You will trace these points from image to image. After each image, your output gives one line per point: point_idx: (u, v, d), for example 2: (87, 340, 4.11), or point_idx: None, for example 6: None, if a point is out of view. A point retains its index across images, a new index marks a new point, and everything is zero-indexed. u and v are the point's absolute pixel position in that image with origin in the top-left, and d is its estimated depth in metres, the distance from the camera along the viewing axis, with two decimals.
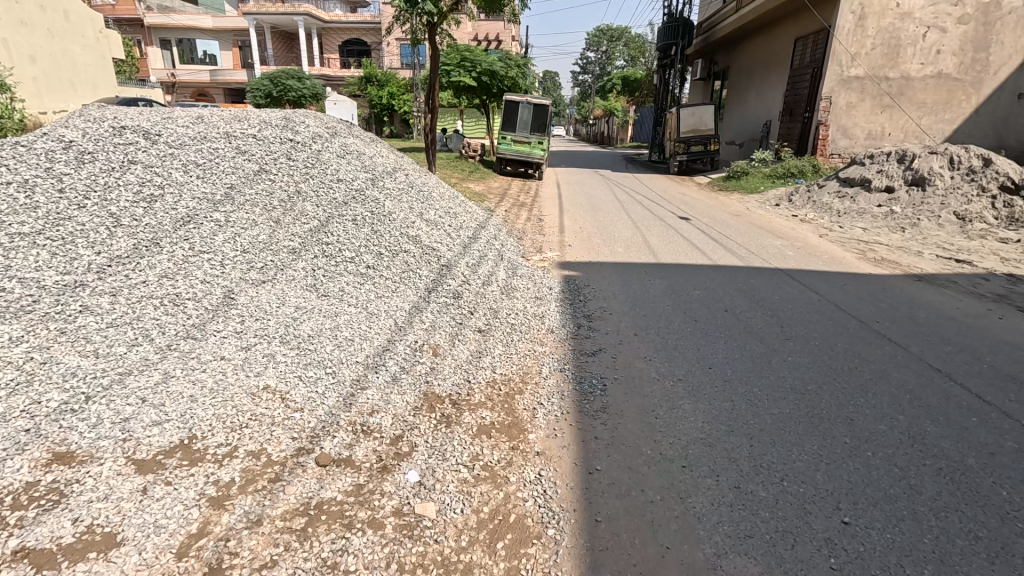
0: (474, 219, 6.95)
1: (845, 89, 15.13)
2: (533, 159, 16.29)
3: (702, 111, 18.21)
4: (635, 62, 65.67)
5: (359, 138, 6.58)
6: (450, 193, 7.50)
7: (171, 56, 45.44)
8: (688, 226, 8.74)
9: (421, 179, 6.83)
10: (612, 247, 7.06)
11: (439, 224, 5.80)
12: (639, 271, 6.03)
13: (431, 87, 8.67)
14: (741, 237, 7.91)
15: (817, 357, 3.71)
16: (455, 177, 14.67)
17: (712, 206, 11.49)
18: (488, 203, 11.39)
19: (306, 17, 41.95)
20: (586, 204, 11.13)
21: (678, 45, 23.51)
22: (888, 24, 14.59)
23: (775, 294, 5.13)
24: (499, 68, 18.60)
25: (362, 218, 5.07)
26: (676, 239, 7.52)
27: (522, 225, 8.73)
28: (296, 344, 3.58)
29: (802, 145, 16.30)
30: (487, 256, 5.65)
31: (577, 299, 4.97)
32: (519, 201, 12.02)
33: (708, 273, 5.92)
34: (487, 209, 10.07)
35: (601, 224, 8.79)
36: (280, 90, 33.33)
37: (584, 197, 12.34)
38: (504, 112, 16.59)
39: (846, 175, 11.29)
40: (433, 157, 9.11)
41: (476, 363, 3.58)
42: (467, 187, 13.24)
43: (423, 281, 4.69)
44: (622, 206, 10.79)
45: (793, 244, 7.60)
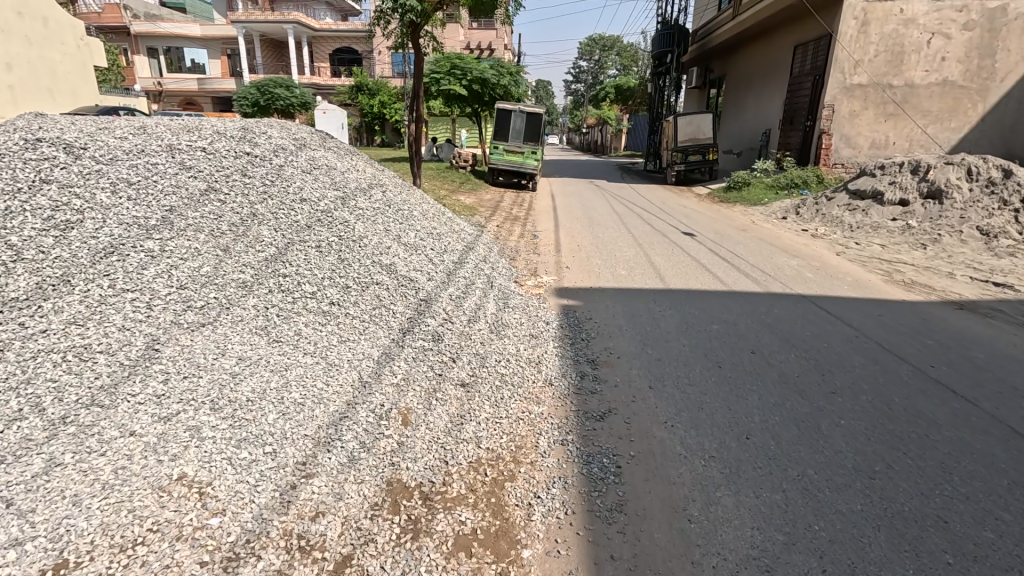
0: (461, 239, 6.27)
1: (848, 97, 14.64)
2: (527, 169, 15.75)
3: (700, 120, 17.69)
4: (628, 70, 65.52)
5: (332, 151, 5.89)
6: (434, 210, 6.80)
7: (158, 65, 44.68)
8: (693, 243, 8.12)
9: (401, 195, 6.13)
10: (614, 269, 6.41)
11: (420, 248, 5.10)
12: (646, 298, 5.38)
13: (416, 94, 7.99)
14: (753, 256, 7.28)
15: (874, 419, 3.03)
16: (445, 189, 14.00)
17: (716, 219, 10.87)
18: (478, 217, 10.70)
19: (295, 25, 41.36)
20: (585, 218, 10.52)
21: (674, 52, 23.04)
22: (891, 31, 14.12)
23: (805, 329, 4.47)
24: (490, 76, 18.06)
25: (328, 244, 4.36)
26: (683, 260, 6.88)
27: (515, 243, 8.07)
28: (231, 412, 2.85)
29: (804, 154, 15.80)
30: (474, 284, 4.97)
31: (578, 336, 4.29)
32: (513, 214, 11.37)
33: (723, 301, 5.27)
34: (477, 224, 9.36)
35: (600, 241, 8.15)
36: (267, 99, 32.57)
37: (581, 210, 11.71)
38: (496, 121, 15.95)
39: (855, 187, 10.75)
40: (418, 168, 8.39)
41: (455, 434, 2.87)
42: (457, 199, 12.58)
43: (397, 320, 3.98)
44: (621, 220, 10.17)
45: (811, 265, 6.95)
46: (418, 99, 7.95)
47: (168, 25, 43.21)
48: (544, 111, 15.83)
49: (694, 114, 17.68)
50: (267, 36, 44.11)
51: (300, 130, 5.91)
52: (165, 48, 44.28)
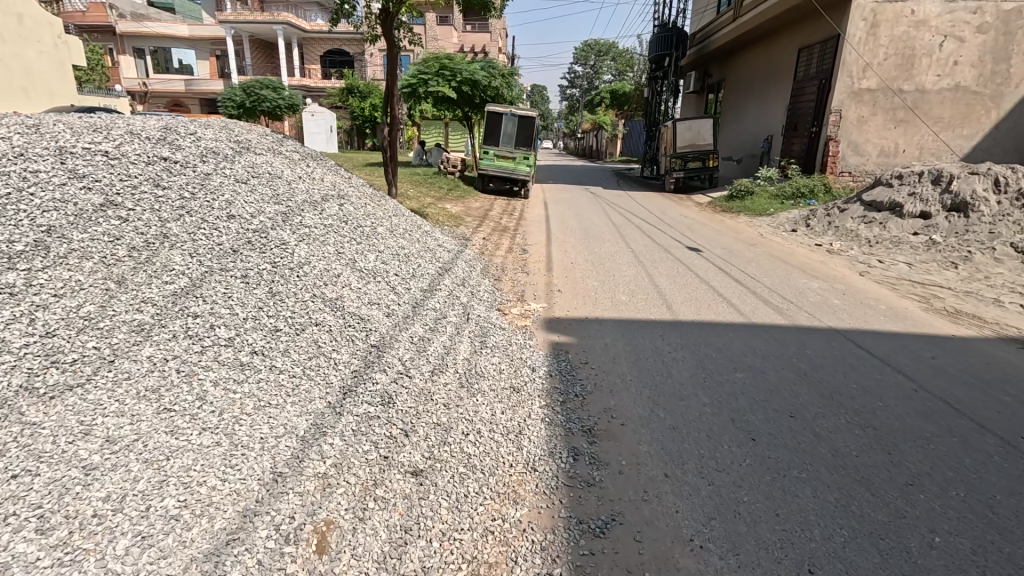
0: (435, 258, 5.40)
1: (856, 102, 13.93)
2: (518, 175, 14.96)
3: (700, 125, 16.93)
4: (623, 76, 65.20)
5: (282, 157, 5.00)
6: (406, 225, 5.93)
7: (145, 65, 43.61)
8: (700, 260, 7.30)
9: (366, 208, 5.26)
10: (614, 294, 5.58)
11: (381, 273, 4.23)
12: (652, 333, 4.54)
13: (390, 93, 7.11)
14: (768, 278, 6.47)
15: (980, 534, 2.20)
16: (431, 196, 13.11)
17: (721, 231, 10.06)
18: (463, 227, 9.83)
19: (285, 26, 40.44)
20: (579, 230, 9.69)
21: (672, 56, 22.32)
22: (901, 33, 13.44)
23: (849, 379, 3.64)
24: (481, 78, 17.22)
25: (259, 272, 3.48)
26: (692, 282, 6.05)
27: (501, 260, 7.22)
28: (66, 537, 1.95)
29: (809, 163, 15.01)
30: (446, 320, 4.11)
31: (569, 389, 3.44)
32: (502, 225, 10.51)
33: (742, 336, 4.44)
34: (461, 238, 8.46)
35: (597, 258, 7.31)
36: (253, 101, 31.61)
37: (575, 220, 10.88)
38: (486, 124, 15.10)
39: (870, 199, 9.93)
40: (394, 175, 7.48)
41: (393, 568, 2.02)
42: (443, 207, 11.72)
43: (338, 374, 3.10)
44: (617, 232, 9.34)
45: (834, 288, 6.13)
46: (394, 96, 7.03)
47: (155, 25, 42.22)
48: (537, 115, 15.01)
49: (693, 119, 16.92)
50: (256, 37, 43.18)
51: (244, 132, 5.04)
52: (152, 48, 43.25)
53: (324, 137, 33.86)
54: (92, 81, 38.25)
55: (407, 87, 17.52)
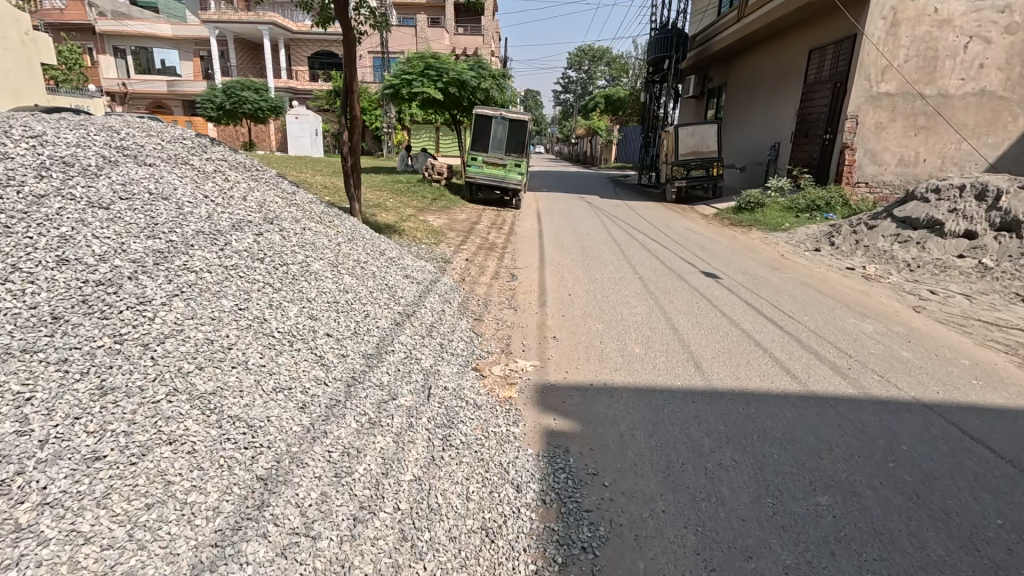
0: (393, 299, 4.16)
1: (874, 107, 12.89)
2: (510, 184, 13.85)
3: (703, 131, 15.86)
4: (616, 82, 64.42)
5: (189, 169, 3.79)
6: (360, 252, 4.69)
7: (125, 65, 42.06)
8: (722, 291, 6.13)
9: (302, 234, 4.02)
10: (624, 344, 4.38)
11: (301, 335, 2.96)
12: (681, 409, 3.32)
13: (349, 90, 5.87)
14: (809, 317, 5.29)
15: None
16: (413, 207, 11.89)
17: (737, 251, 8.90)
18: (444, 244, 8.61)
19: (271, 26, 39.15)
20: (576, 248, 8.52)
21: (672, 59, 21.26)
22: (923, 33, 12.43)
23: (989, 509, 2.44)
24: (470, 78, 16.02)
25: (90, 352, 2.18)
26: (721, 326, 4.86)
27: (484, 291, 6.06)
28: None
29: (822, 172, 13.97)
30: (394, 406, 2.88)
31: (574, 539, 2.22)
32: (489, 241, 9.34)
33: (806, 417, 3.24)
34: (440, 261, 7.24)
35: (600, 288, 6.11)
36: (234, 102, 30.19)
37: (570, 236, 9.70)
38: (475, 127, 13.87)
39: (902, 214, 8.83)
40: (358, 185, 6.24)
41: None
42: (424, 220, 10.54)
43: (191, 540, 1.81)
44: (618, 252, 8.20)
45: (894, 332, 4.97)
46: (355, 92, 5.76)
47: (136, 23, 40.74)
48: (529, 118, 13.82)
49: (696, 125, 15.86)
50: (241, 37, 41.78)
51: (134, 137, 3.79)
52: (133, 48, 41.76)
53: (309, 140, 32.76)
54: (69, 81, 36.76)
55: (390, 88, 16.28)
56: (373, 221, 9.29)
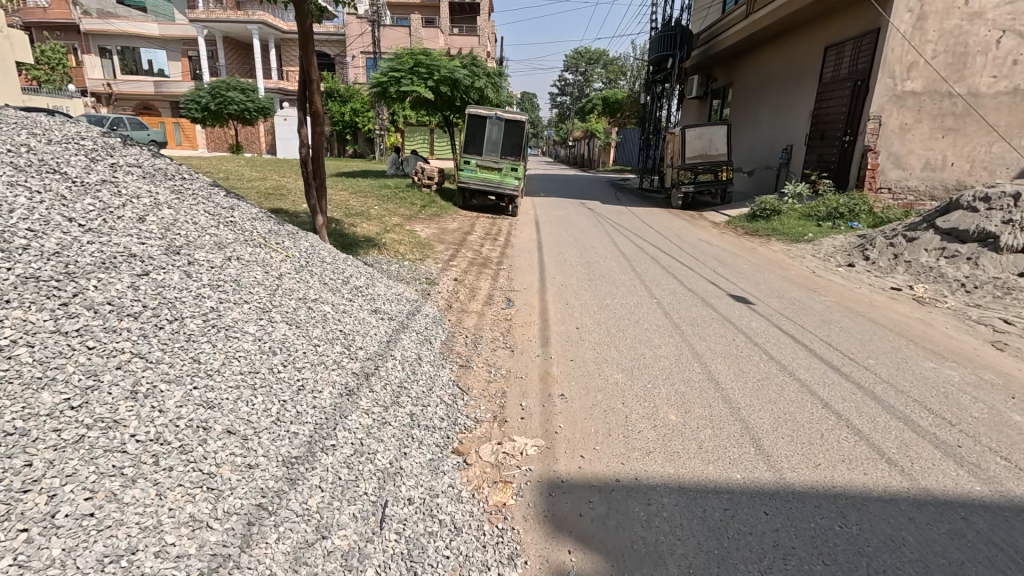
0: (349, 350, 3.13)
1: (899, 107, 11.94)
2: (506, 190, 12.88)
3: (712, 133, 14.92)
4: (613, 85, 63.76)
5: (59, 181, 2.80)
6: (307, 283, 3.65)
7: (112, 65, 40.90)
8: (760, 322, 5.13)
9: (221, 266, 2.99)
10: (654, 408, 3.35)
11: (181, 440, 1.91)
12: (753, 530, 2.29)
13: (306, 84, 4.82)
14: (875, 360, 4.28)
15: None
16: (399, 216, 10.88)
17: (761, 267, 7.91)
18: (431, 260, 7.58)
19: (260, 25, 38.06)
20: (582, 264, 7.53)
21: (676, 58, 20.24)
22: (952, 27, 11.52)
23: None
24: (462, 77, 14.98)
25: None
26: (773, 378, 3.85)
27: (475, 323, 5.04)
28: None
29: (841, 177, 13.02)
30: (320, 556, 1.84)
31: None
32: (483, 256, 8.31)
33: (939, 547, 2.21)
34: (424, 282, 6.21)
35: (614, 319, 5.10)
36: (218, 103, 29.04)
37: (574, 250, 8.68)
38: (468, 129, 12.85)
39: (947, 226, 7.81)
40: (321, 190, 5.17)
41: None
42: (411, 231, 9.51)
43: None
44: (629, 269, 7.19)
45: (989, 382, 3.93)
46: (314, 79, 4.71)
47: (122, 23, 39.59)
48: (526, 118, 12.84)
49: (705, 126, 14.93)
50: (230, 37, 40.69)
51: None
52: (118, 48, 40.61)
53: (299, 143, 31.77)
54: (52, 81, 35.62)
55: (377, 86, 15.21)
56: (352, 232, 8.25)
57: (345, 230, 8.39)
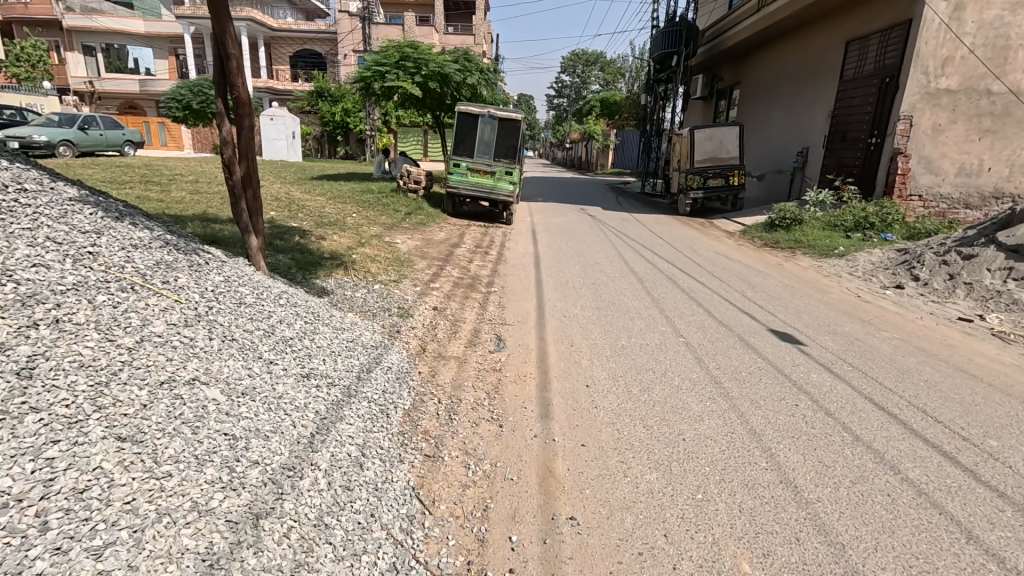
0: (232, 468, 1.95)
1: (932, 106, 10.84)
2: (499, 196, 11.69)
3: (722, 134, 13.81)
4: (610, 87, 62.85)
5: None
6: (192, 343, 2.48)
7: (95, 63, 39.40)
8: (823, 376, 3.97)
9: (5, 345, 1.85)
10: (718, 550, 2.18)
11: None
12: None
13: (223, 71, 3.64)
14: (998, 441, 3.13)
15: None
16: (379, 226, 9.72)
17: (795, 289, 6.78)
18: (408, 282, 6.40)
19: (249, 23, 36.83)
20: (589, 287, 6.40)
21: (680, 55, 19.11)
22: (992, 18, 10.46)
23: None
24: (453, 72, 13.80)
25: None
26: (875, 480, 2.69)
27: (454, 377, 3.87)
28: None
29: (867, 182, 11.90)
30: None
31: None
32: (469, 275, 7.14)
33: None
34: (394, 314, 5.03)
35: (635, 373, 3.94)
36: (200, 101, 27.67)
37: (577, 268, 7.56)
38: (457, 128, 11.68)
39: (1012, 241, 6.63)
40: (257, 198, 3.98)
41: None
42: (389, 244, 8.34)
43: None
44: (644, 295, 6.06)
45: None
46: (234, 58, 3.53)
47: (106, 19, 38.18)
48: (522, 117, 11.67)
49: (715, 127, 13.81)
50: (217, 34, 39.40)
51: None
52: (103, 45, 39.21)
53: (285, 143, 30.45)
54: (31, 78, 34.14)
55: (360, 81, 13.98)
56: (317, 247, 7.07)
57: (310, 244, 7.21)
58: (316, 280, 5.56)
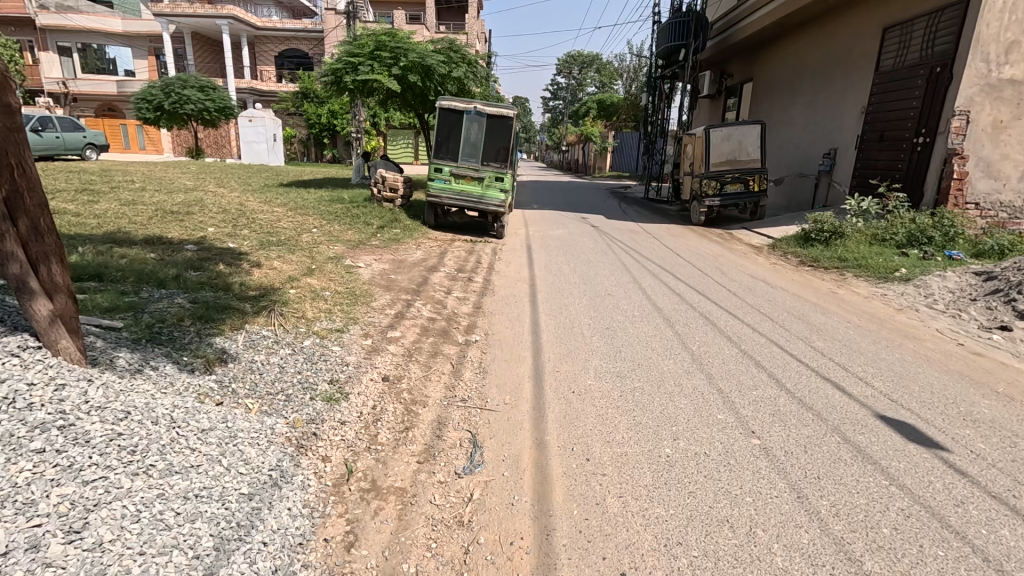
0: None
1: (993, 99, 9.26)
2: (488, 205, 10.02)
3: (741, 134, 12.23)
4: (607, 88, 61.46)
5: None
6: None
7: (72, 64, 37.46)
8: (1022, 536, 2.32)
9: None
10: None
11: None
12: None
13: None
14: None
15: None
16: (342, 244, 8.09)
17: (871, 332, 5.16)
18: (358, 330, 4.70)
19: (231, 21, 35.11)
20: (602, 336, 4.75)
21: (688, 49, 17.51)
22: None
23: None
24: (436, 64, 12.21)
25: None
26: None
27: (387, 549, 2.21)
28: None
29: (914, 188, 10.30)
30: None
31: None
32: (444, 315, 5.49)
33: None
34: (318, 400, 3.34)
35: (703, 538, 2.27)
36: (172, 102, 25.95)
37: (584, 302, 5.92)
38: (439, 127, 10.02)
39: None
40: (39, 225, 2.37)
41: None
42: (348, 270, 6.69)
43: None
44: (678, 352, 4.40)
45: None
46: None
47: (81, 17, 36.29)
48: (514, 114, 10.07)
49: (733, 126, 12.22)
50: (199, 33, 37.67)
51: None
52: (78, 45, 37.26)
53: (265, 146, 28.74)
54: None
55: (331, 75, 12.33)
56: (242, 280, 5.37)
57: (237, 275, 5.51)
58: (215, 339, 3.86)
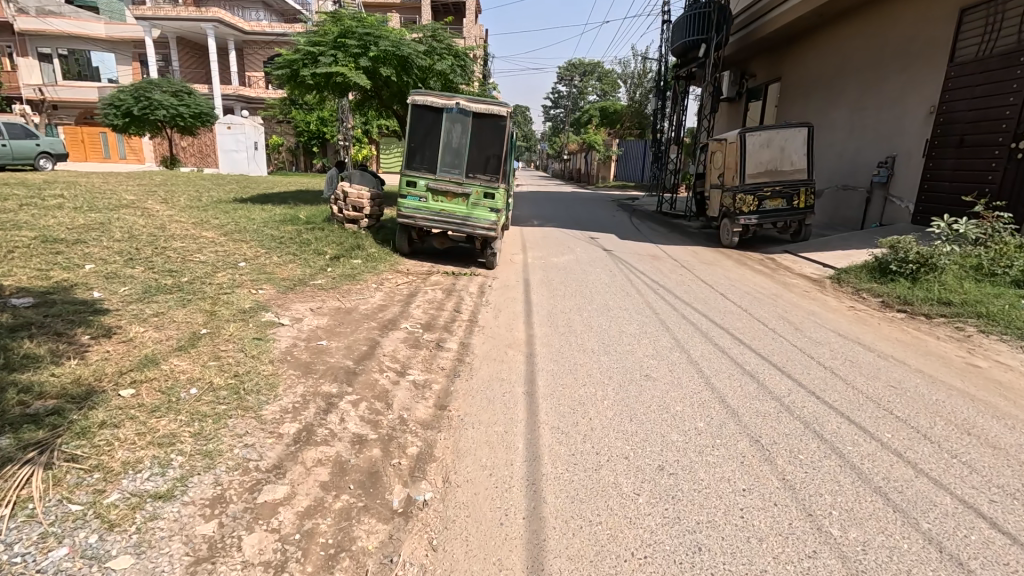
0: None
1: None
2: (475, 228, 7.87)
3: (783, 139, 10.18)
4: (609, 96, 59.80)
5: None
6: None
7: (51, 70, 35.34)
8: None
9: None
10: None
11: None
12: None
13: None
14: None
15: None
16: (274, 286, 5.92)
17: None
18: (203, 493, 2.50)
19: (216, 24, 33.15)
20: (656, 503, 2.55)
21: (709, 44, 15.48)
22: None
23: None
24: (415, 56, 10.30)
25: None
26: None
27: None
28: None
29: (1016, 204, 8.23)
30: None
31: None
32: (382, 430, 3.30)
33: None
34: None
35: None
36: (142, 108, 23.94)
37: (610, 394, 3.76)
38: (412, 130, 7.95)
39: None
40: None
41: None
42: (259, 334, 4.52)
43: None
44: (816, 560, 2.21)
45: None
46: None
47: (61, 22, 34.39)
48: (509, 113, 7.98)
49: (773, 130, 10.16)
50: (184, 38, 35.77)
51: None
52: (59, 51, 35.21)
53: (245, 156, 26.76)
54: None
55: (289, 69, 10.29)
56: (40, 378, 3.18)
57: (41, 367, 3.31)
58: None
